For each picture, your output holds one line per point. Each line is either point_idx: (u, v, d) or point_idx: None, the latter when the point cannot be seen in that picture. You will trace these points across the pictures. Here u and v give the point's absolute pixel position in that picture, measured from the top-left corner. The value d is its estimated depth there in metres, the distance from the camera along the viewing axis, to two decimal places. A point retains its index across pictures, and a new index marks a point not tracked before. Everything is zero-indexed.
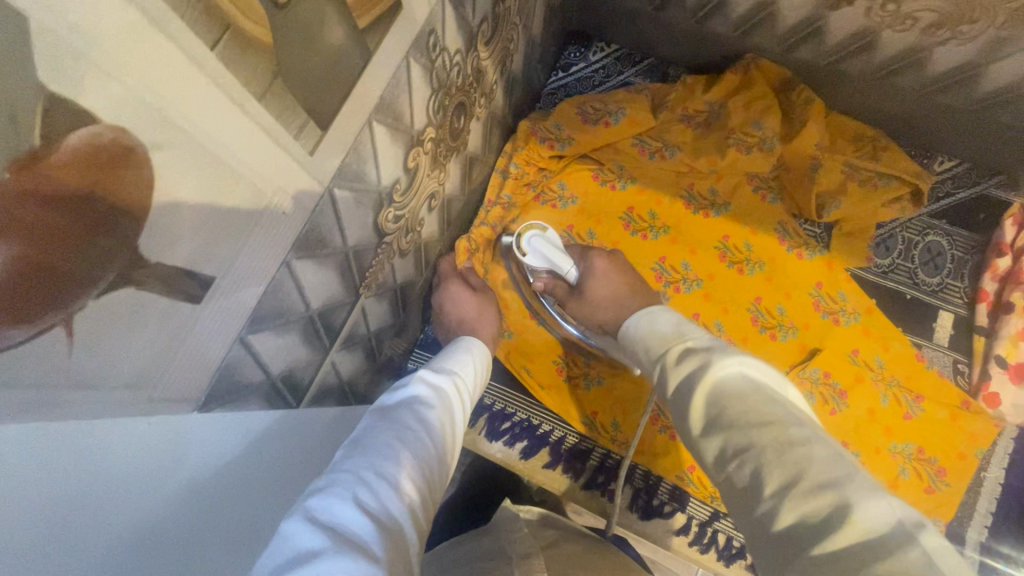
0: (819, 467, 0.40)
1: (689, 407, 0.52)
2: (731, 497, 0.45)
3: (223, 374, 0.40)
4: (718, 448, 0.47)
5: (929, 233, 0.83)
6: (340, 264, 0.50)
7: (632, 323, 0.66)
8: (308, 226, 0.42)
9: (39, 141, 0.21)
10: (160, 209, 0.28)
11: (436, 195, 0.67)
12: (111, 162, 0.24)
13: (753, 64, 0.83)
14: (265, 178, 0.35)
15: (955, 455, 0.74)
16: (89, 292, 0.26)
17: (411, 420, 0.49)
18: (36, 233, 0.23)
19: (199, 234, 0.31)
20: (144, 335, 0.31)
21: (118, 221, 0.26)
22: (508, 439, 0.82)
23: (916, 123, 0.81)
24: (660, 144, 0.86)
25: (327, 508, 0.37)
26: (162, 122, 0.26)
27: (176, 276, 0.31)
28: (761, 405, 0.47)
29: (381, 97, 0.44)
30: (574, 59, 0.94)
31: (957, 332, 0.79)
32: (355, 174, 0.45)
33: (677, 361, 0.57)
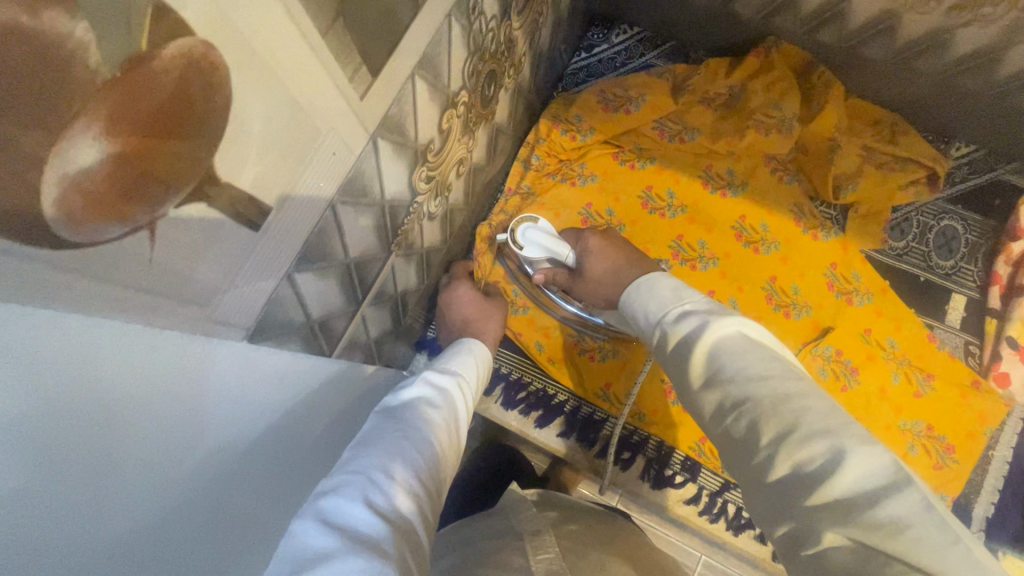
0: (816, 417, 0.40)
1: (688, 364, 0.50)
2: (727, 447, 0.45)
3: (269, 308, 0.42)
4: (717, 402, 0.46)
5: (944, 217, 0.84)
6: (377, 216, 0.52)
7: (632, 289, 0.62)
8: (354, 170, 0.44)
9: (145, 47, 0.23)
10: (235, 131, 0.30)
11: (463, 163, 0.69)
12: (199, 77, 0.26)
13: (774, 48, 0.85)
14: (322, 116, 0.36)
15: (963, 433, 0.75)
16: (170, 201, 0.28)
17: (416, 419, 0.51)
18: (133, 136, 0.25)
19: (263, 161, 0.33)
20: (211, 254, 0.33)
21: (199, 135, 0.28)
22: (524, 408, 0.83)
23: (934, 108, 0.82)
24: (680, 127, 0.87)
25: (341, 508, 0.39)
26: (242, 44, 0.28)
27: (242, 200, 0.33)
28: (759, 362, 0.45)
29: (424, 52, 0.46)
30: (597, 41, 0.96)
31: (969, 314, 0.81)
32: (397, 127, 0.47)
33: (675, 321, 0.54)
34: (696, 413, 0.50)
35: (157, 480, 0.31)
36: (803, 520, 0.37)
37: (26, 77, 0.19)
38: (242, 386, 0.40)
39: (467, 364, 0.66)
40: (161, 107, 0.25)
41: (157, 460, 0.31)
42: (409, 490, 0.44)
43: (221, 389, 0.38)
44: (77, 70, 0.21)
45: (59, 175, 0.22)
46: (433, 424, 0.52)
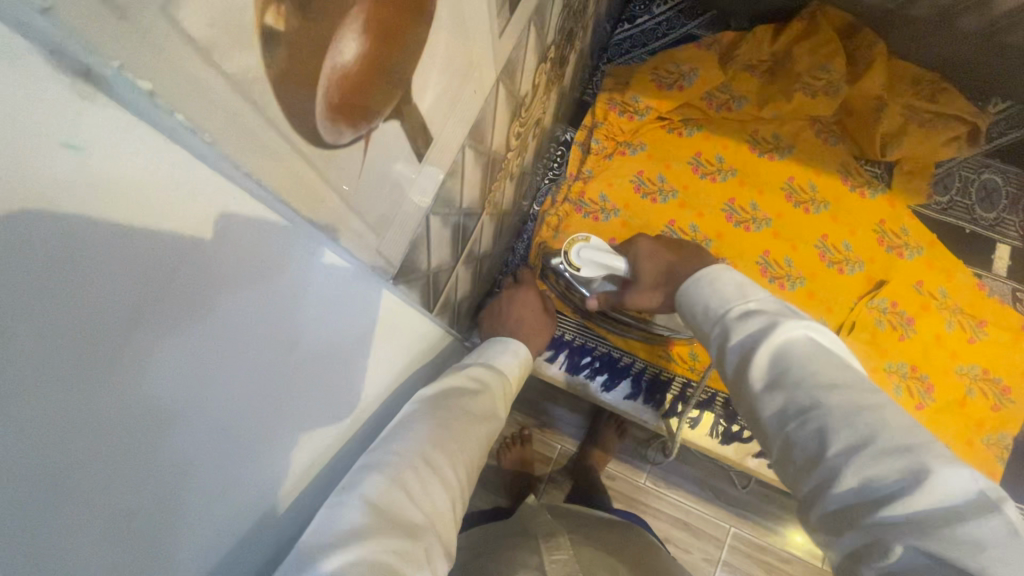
0: (893, 431, 0.36)
1: (748, 367, 0.44)
2: (783, 460, 0.41)
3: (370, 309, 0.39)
4: (780, 404, 0.41)
5: (985, 170, 0.84)
6: (456, 224, 0.50)
7: (693, 280, 0.56)
8: (444, 182, 0.41)
9: (306, 35, 0.19)
10: (359, 143, 0.27)
11: (524, 149, 0.66)
12: (342, 81, 0.23)
13: (819, 13, 0.83)
14: (431, 111, 0.33)
15: (1017, 375, 0.76)
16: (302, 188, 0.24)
17: (462, 404, 0.50)
18: (288, 112, 0.21)
19: (377, 165, 0.30)
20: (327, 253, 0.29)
21: (336, 115, 0.24)
22: (589, 372, 0.81)
23: (973, 69, 0.81)
24: (727, 95, 0.86)
25: (375, 487, 0.39)
26: (385, 40, 0.24)
27: (362, 201, 0.30)
28: (831, 371, 0.41)
29: (508, 57, 0.44)
30: (639, 11, 0.92)
31: (1015, 263, 0.81)
32: (480, 127, 0.44)
33: (740, 318, 0.48)
34: (751, 420, 0.45)
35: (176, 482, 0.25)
36: (870, 537, 0.33)
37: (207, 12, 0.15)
38: (316, 392, 0.35)
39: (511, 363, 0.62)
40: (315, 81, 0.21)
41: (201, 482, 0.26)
42: (444, 480, 0.43)
43: (292, 387, 0.32)
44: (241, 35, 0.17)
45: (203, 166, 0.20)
46: (477, 407, 0.51)
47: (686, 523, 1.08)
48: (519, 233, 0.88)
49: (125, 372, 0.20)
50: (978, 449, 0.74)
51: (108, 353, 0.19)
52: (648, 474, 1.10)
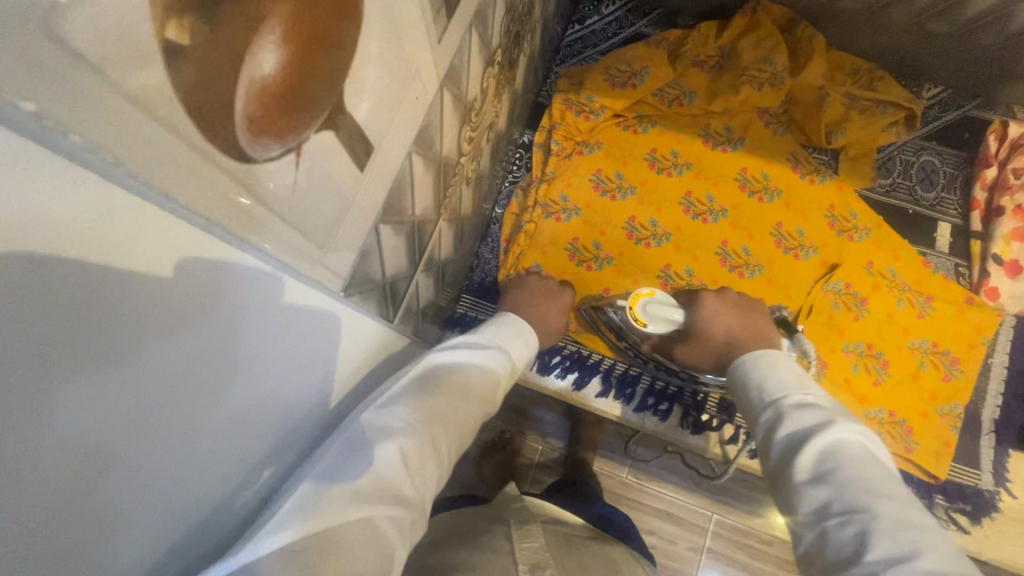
0: (937, 557, 0.35)
1: (794, 456, 0.44)
2: (815, 564, 0.39)
3: (360, 262, 0.42)
4: (817, 502, 0.41)
5: (923, 153, 0.92)
6: (438, 169, 0.53)
7: (746, 360, 0.57)
8: (426, 119, 0.44)
9: None
10: (355, 75, 0.30)
11: (491, 128, 0.69)
12: (343, 7, 0.26)
13: (759, 7, 0.91)
14: (412, 55, 0.37)
15: (966, 346, 0.83)
16: (312, 125, 0.28)
17: (471, 377, 0.53)
18: (304, 47, 0.25)
19: (373, 97, 0.34)
20: (332, 187, 0.33)
21: (342, 44, 0.28)
22: (560, 371, 0.86)
23: (906, 54, 0.90)
24: (678, 91, 0.93)
25: (380, 447, 0.41)
26: None
27: (358, 136, 0.33)
28: (882, 482, 0.40)
29: (479, 4, 0.47)
30: (589, 12, 0.99)
31: (954, 240, 0.89)
32: (455, 81, 0.48)
33: (794, 408, 0.48)
34: (785, 510, 0.44)
35: (129, 430, 0.24)
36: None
37: None
38: (301, 332, 0.37)
39: (514, 342, 0.63)
40: (323, 13, 0.25)
41: (153, 460, 0.26)
42: (434, 456, 0.45)
43: (286, 341, 0.35)
44: None
45: (247, 78, 0.22)
46: (480, 387, 0.52)
47: (669, 515, 1.10)
48: (483, 237, 0.92)
49: (77, 304, 0.19)
50: (936, 421, 0.81)
51: (73, 283, 0.19)
52: (629, 468, 1.12)
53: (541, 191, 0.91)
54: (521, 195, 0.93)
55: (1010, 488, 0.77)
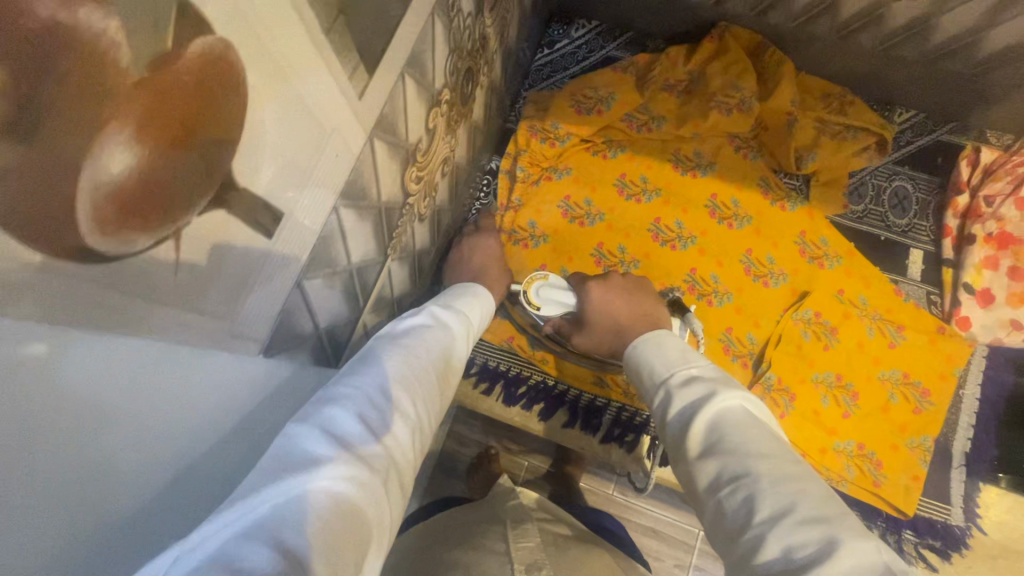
0: (811, 502, 0.37)
1: (687, 432, 0.47)
2: (716, 533, 0.41)
3: (282, 320, 0.41)
4: (711, 472, 0.43)
5: (895, 178, 0.91)
6: (376, 219, 0.51)
7: (639, 343, 0.60)
8: (354, 172, 0.43)
9: (169, 45, 0.22)
10: (246, 151, 0.30)
11: (448, 161, 0.69)
12: (214, 93, 0.26)
13: (727, 31, 0.90)
14: (326, 116, 0.36)
15: (936, 377, 0.82)
16: (192, 209, 0.27)
17: (426, 343, 0.53)
18: (158, 141, 0.24)
19: (275, 165, 0.33)
20: (229, 264, 0.32)
21: (218, 128, 0.27)
22: (525, 402, 0.86)
23: (877, 79, 0.88)
24: (646, 116, 0.93)
25: (334, 416, 0.40)
26: (265, 56, 0.28)
27: (258, 207, 0.33)
28: (760, 438, 0.43)
29: (412, 50, 0.46)
30: (558, 36, 0.99)
31: (927, 267, 0.87)
32: (390, 127, 0.47)
33: (683, 385, 0.52)
34: (688, 487, 0.46)
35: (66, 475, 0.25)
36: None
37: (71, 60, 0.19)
38: (235, 371, 0.37)
39: (472, 306, 0.64)
40: (184, 103, 0.24)
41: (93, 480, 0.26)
42: (403, 415, 0.45)
43: (229, 385, 0.37)
44: (106, 68, 0.20)
45: (90, 184, 0.21)
46: (439, 350, 0.54)
47: (656, 532, 1.08)
48: None
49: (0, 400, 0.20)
50: (906, 454, 0.79)
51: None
52: (616, 484, 1.11)
53: (507, 217, 0.89)
54: None
55: (982, 526, 0.77)
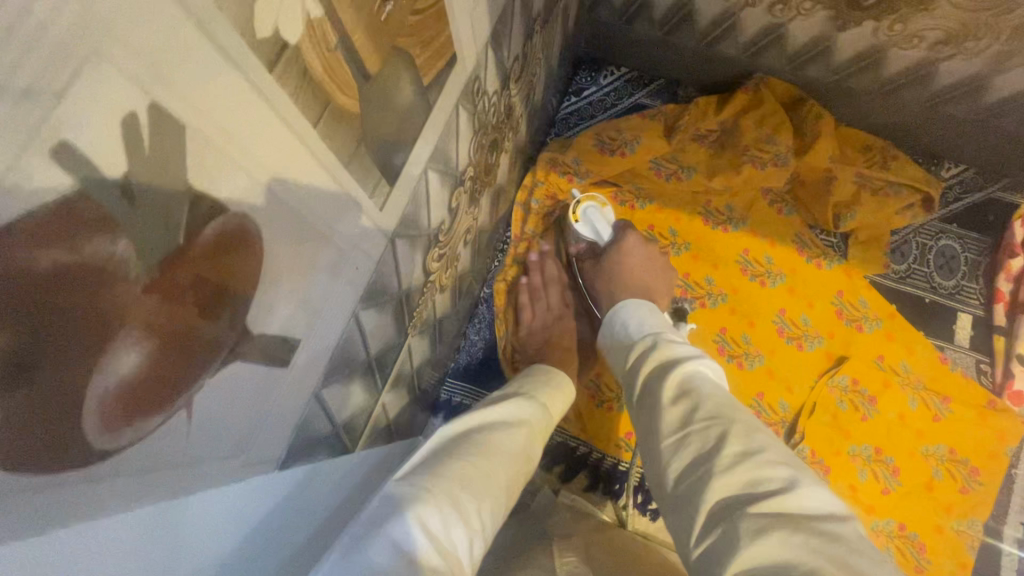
0: (775, 452, 0.43)
1: (666, 382, 0.53)
2: (673, 463, 0.46)
3: (299, 431, 0.40)
4: (683, 414, 0.48)
5: (942, 237, 0.86)
6: (396, 307, 0.50)
7: (626, 308, 0.70)
8: (374, 277, 0.42)
9: (183, 238, 0.22)
10: (260, 298, 0.29)
11: (471, 229, 0.68)
12: (229, 261, 0.25)
13: (762, 83, 0.86)
14: (345, 236, 0.35)
15: (985, 455, 0.77)
16: (205, 372, 0.26)
17: (489, 445, 0.52)
18: (171, 326, 0.23)
19: (292, 301, 0.32)
20: (244, 404, 0.31)
21: (231, 293, 0.26)
22: (547, 463, 0.84)
23: (923, 134, 0.84)
24: (675, 166, 0.90)
25: (407, 521, 0.39)
26: (281, 208, 0.27)
27: (274, 344, 0.32)
28: (730, 399, 0.50)
29: (436, 145, 0.45)
30: (585, 84, 0.97)
31: (977, 333, 0.82)
32: (412, 222, 0.46)
33: (666, 346, 0.59)
34: (653, 428, 0.51)
35: None
36: (757, 523, 0.37)
37: (74, 297, 0.18)
38: (261, 492, 0.37)
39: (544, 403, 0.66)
40: (199, 283, 0.24)
41: None
42: (468, 519, 0.43)
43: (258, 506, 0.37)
44: (114, 286, 0.19)
45: (98, 396, 0.20)
46: (507, 449, 0.54)
47: None
48: (471, 318, 0.89)
49: None
50: (952, 540, 0.74)
51: None
52: None
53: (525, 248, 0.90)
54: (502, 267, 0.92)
55: None
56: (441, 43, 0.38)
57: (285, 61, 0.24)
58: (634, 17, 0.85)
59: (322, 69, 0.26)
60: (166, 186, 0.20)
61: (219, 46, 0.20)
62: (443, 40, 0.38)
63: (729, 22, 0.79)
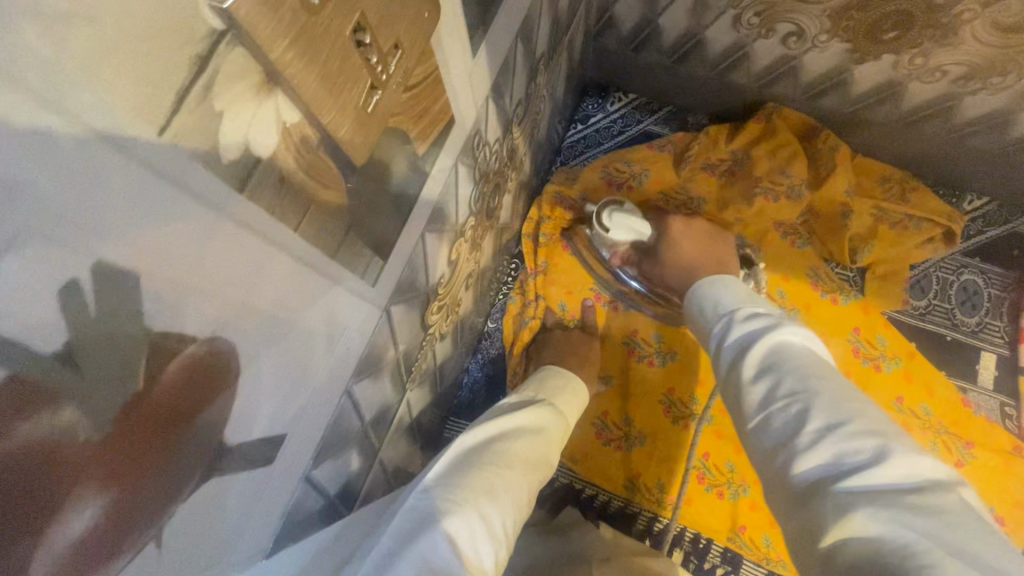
0: (867, 420, 0.39)
1: (746, 355, 0.49)
2: (758, 444, 0.43)
3: (289, 516, 0.38)
4: (765, 391, 0.45)
5: (964, 272, 0.83)
6: (393, 370, 0.48)
7: (705, 284, 0.64)
8: (367, 350, 0.40)
9: (142, 383, 0.20)
10: (240, 407, 0.27)
11: (472, 271, 0.65)
12: (203, 386, 0.23)
13: (775, 113, 0.83)
14: (330, 323, 0.33)
15: (1011, 503, 0.73)
16: (177, 500, 0.24)
17: (515, 452, 0.51)
18: (135, 470, 0.21)
19: (274, 401, 0.30)
20: (224, 514, 0.29)
21: (204, 414, 0.24)
22: (551, 505, 0.80)
23: (944, 166, 0.80)
24: (684, 197, 0.87)
25: (432, 540, 0.39)
26: (256, 319, 0.25)
27: (255, 446, 0.30)
28: (818, 366, 0.45)
29: (433, 208, 0.43)
30: (592, 111, 0.95)
31: (1001, 374, 0.79)
32: (409, 286, 0.44)
33: (745, 319, 0.54)
34: (734, 404, 0.49)
35: None
36: (843, 500, 0.35)
37: (15, 484, 0.16)
38: None
39: (562, 401, 0.65)
40: (165, 419, 0.22)
41: None
42: (492, 533, 0.43)
43: None
44: (64, 457, 0.17)
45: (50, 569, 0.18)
46: (529, 455, 0.53)
47: None
48: (474, 352, 0.87)
49: None
50: None
51: None
52: None
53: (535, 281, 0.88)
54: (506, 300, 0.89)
55: None
56: (436, 111, 0.36)
57: (256, 175, 0.21)
58: (641, 46, 0.82)
59: (300, 172, 0.24)
60: (118, 337, 0.18)
61: (178, 179, 0.18)
62: (438, 108, 0.36)
63: (740, 52, 0.76)
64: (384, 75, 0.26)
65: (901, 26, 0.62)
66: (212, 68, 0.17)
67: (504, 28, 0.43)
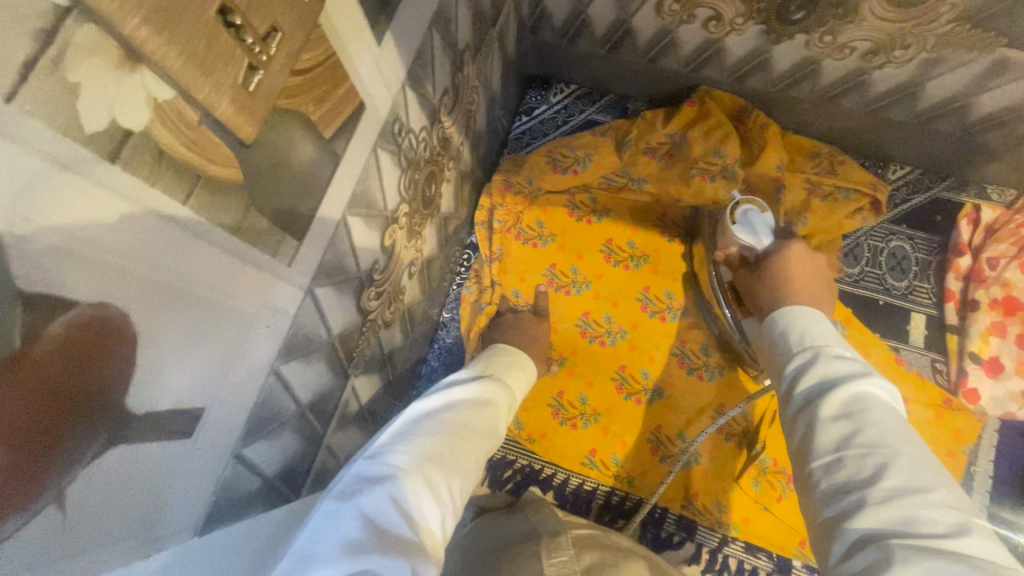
0: (947, 496, 0.36)
1: (828, 394, 0.44)
2: (820, 488, 0.40)
3: (220, 494, 0.39)
4: (840, 435, 0.41)
5: (893, 238, 0.87)
6: (328, 353, 0.50)
7: (785, 313, 0.56)
8: (291, 332, 0.42)
9: (20, 341, 0.21)
10: (138, 376, 0.28)
11: (415, 260, 0.67)
12: (94, 352, 0.24)
13: (707, 96, 0.86)
14: (246, 300, 0.35)
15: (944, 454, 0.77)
16: (77, 464, 0.25)
17: (460, 421, 0.53)
18: (21, 429, 0.22)
19: (188, 375, 0.31)
20: (138, 484, 0.30)
21: (97, 380, 0.25)
22: (512, 487, 0.83)
23: (867, 138, 0.85)
24: (626, 179, 0.89)
25: (373, 495, 0.41)
26: (152, 290, 0.27)
27: (168, 417, 0.31)
28: (906, 429, 0.41)
29: (354, 192, 0.44)
30: (536, 103, 0.98)
31: (929, 332, 0.83)
32: (335, 270, 0.46)
33: (836, 356, 0.48)
34: (800, 445, 0.44)
35: None
36: (904, 552, 0.33)
37: None
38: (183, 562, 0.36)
39: (509, 376, 0.66)
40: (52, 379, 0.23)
41: None
42: (436, 492, 0.44)
43: None
44: None
45: None
46: (474, 422, 0.54)
47: None
48: (432, 343, 0.89)
49: None
50: None
51: None
52: None
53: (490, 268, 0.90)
54: (461, 290, 0.92)
55: None
56: (340, 95, 0.38)
57: (130, 148, 0.23)
58: (576, 37, 0.85)
59: (182, 147, 0.26)
60: None
61: (34, 147, 0.19)
62: (343, 92, 0.38)
63: (666, 39, 0.79)
64: (264, 56, 0.28)
65: (806, 7, 0.66)
66: (61, 42, 0.19)
67: (413, 18, 0.45)
